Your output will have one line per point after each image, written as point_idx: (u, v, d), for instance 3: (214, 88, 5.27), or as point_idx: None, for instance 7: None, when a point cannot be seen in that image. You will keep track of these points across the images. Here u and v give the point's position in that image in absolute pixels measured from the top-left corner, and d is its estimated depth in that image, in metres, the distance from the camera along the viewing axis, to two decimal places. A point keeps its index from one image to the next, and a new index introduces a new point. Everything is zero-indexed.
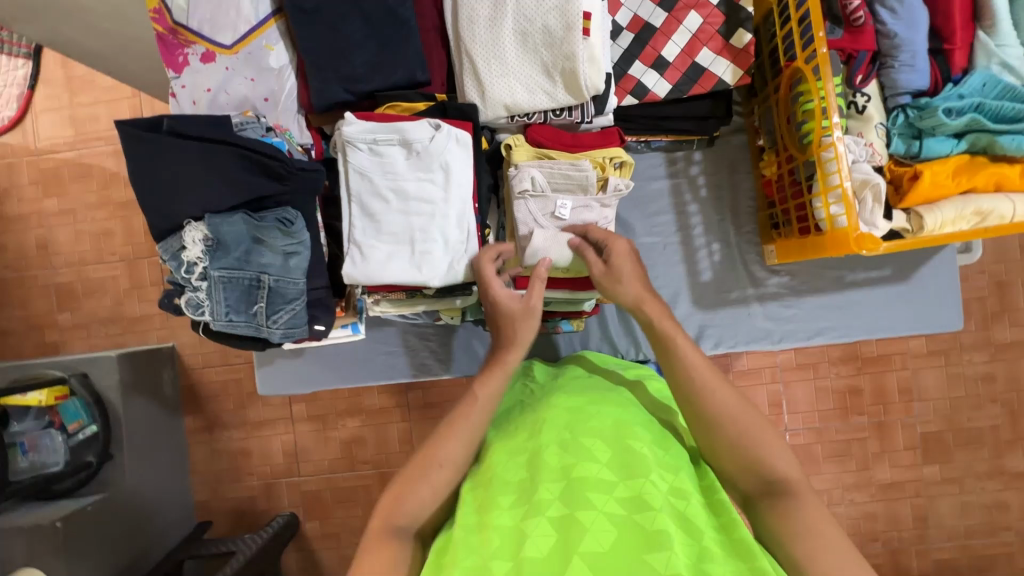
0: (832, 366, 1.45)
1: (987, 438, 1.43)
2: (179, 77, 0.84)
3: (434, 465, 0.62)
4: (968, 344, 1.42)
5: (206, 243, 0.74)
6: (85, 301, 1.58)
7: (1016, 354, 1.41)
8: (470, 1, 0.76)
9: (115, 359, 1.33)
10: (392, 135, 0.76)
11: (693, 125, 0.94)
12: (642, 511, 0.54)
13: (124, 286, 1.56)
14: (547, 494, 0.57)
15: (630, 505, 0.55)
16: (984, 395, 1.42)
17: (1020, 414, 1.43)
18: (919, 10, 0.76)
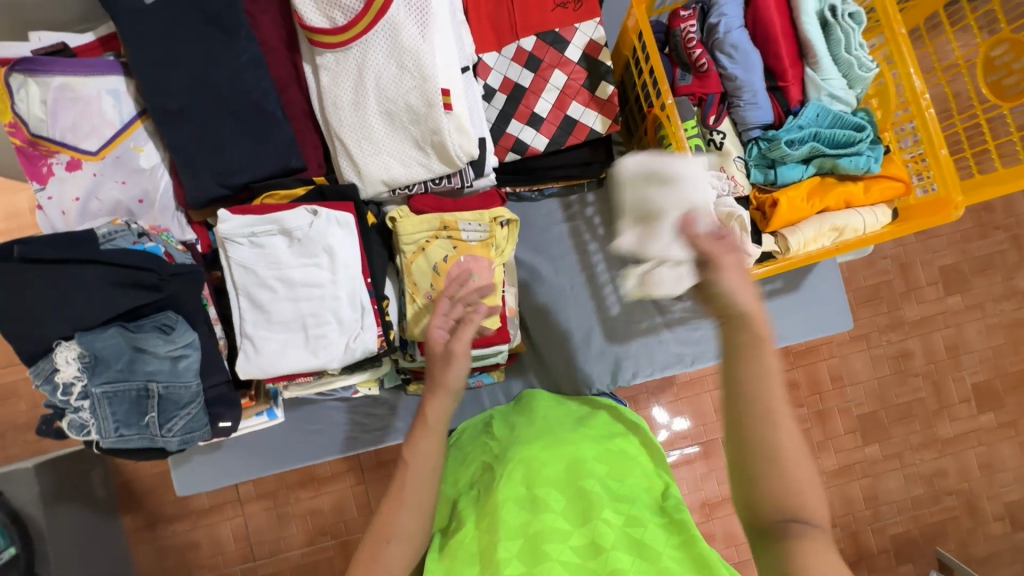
0: None
1: (916, 411, 1.52)
2: (45, 188, 0.81)
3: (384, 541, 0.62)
4: (885, 326, 1.51)
5: (80, 362, 0.70)
6: None
7: (926, 329, 1.50)
8: (332, 87, 0.77)
9: (33, 471, 1.24)
10: (271, 226, 0.76)
11: (577, 171, 0.99)
12: (595, 556, 0.65)
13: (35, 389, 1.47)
14: (507, 557, 0.66)
15: (583, 553, 0.66)
16: (906, 371, 1.51)
17: (942, 384, 1.52)
18: (752, 53, 0.83)
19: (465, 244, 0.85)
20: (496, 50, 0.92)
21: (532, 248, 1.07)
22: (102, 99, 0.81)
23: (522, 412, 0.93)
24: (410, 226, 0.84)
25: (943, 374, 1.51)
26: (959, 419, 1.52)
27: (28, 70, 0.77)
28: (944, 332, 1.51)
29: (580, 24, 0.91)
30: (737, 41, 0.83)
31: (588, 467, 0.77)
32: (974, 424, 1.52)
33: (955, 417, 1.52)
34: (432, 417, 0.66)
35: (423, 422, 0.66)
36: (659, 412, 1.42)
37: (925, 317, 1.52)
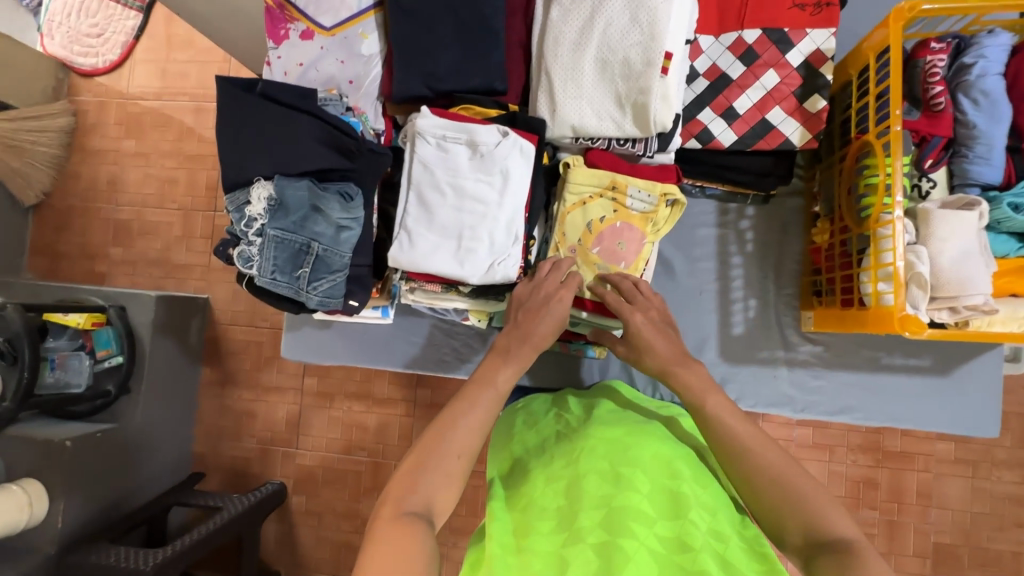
0: (850, 453, 1.36)
1: (1009, 566, 1.31)
2: (277, 48, 0.90)
3: (451, 454, 0.61)
4: (1000, 460, 1.33)
5: (269, 202, 0.78)
6: (139, 240, 1.70)
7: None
8: (559, 24, 0.79)
9: (152, 300, 1.39)
10: (461, 135, 0.80)
11: (750, 179, 0.95)
12: (682, 552, 0.57)
13: (176, 233, 1.68)
14: (585, 523, 0.60)
15: (671, 545, 0.58)
16: (1009, 517, 1.32)
17: None
18: (1002, 105, 0.76)
19: (626, 211, 0.86)
20: (715, 34, 0.90)
21: (674, 243, 1.05)
22: None
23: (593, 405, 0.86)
24: (582, 177, 0.85)
25: None
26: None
27: None
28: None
29: (812, 30, 0.87)
30: (989, 88, 0.76)
31: (677, 461, 0.69)
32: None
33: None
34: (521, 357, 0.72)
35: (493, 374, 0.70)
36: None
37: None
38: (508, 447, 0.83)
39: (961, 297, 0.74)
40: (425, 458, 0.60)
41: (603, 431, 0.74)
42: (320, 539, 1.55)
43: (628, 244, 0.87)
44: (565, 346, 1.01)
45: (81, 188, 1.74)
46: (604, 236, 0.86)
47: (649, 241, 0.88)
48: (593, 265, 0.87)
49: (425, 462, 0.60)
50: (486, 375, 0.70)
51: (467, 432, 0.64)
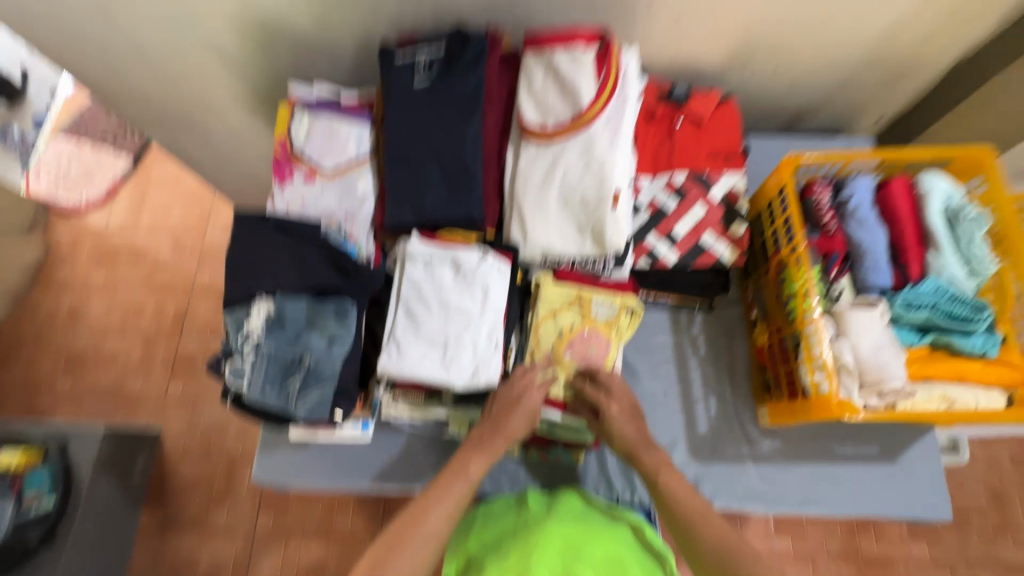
0: (832, 561, 1.39)
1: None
2: (282, 188, 1.04)
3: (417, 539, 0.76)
4: (974, 560, 1.39)
5: (267, 318, 0.85)
6: (91, 372, 1.87)
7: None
8: (526, 169, 0.96)
9: (98, 435, 1.41)
10: (446, 257, 0.92)
11: (695, 290, 1.11)
12: None
13: (133, 362, 1.87)
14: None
15: None
16: None
17: None
18: (879, 227, 0.96)
19: (593, 319, 0.98)
20: (651, 176, 1.11)
21: (636, 349, 1.16)
22: (349, 138, 1.06)
23: (557, 501, 0.93)
24: (553, 292, 0.98)
25: None
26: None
27: (309, 109, 1.06)
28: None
29: (726, 174, 1.09)
30: (865, 215, 0.96)
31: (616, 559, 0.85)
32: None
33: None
34: (496, 449, 0.86)
35: (462, 470, 0.84)
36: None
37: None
38: (469, 544, 0.91)
39: (884, 381, 0.86)
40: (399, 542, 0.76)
41: (558, 534, 0.85)
42: None
43: (596, 350, 0.97)
44: (543, 453, 1.05)
45: (55, 323, 1.93)
46: (575, 343, 0.97)
47: (615, 345, 0.98)
48: (568, 368, 0.96)
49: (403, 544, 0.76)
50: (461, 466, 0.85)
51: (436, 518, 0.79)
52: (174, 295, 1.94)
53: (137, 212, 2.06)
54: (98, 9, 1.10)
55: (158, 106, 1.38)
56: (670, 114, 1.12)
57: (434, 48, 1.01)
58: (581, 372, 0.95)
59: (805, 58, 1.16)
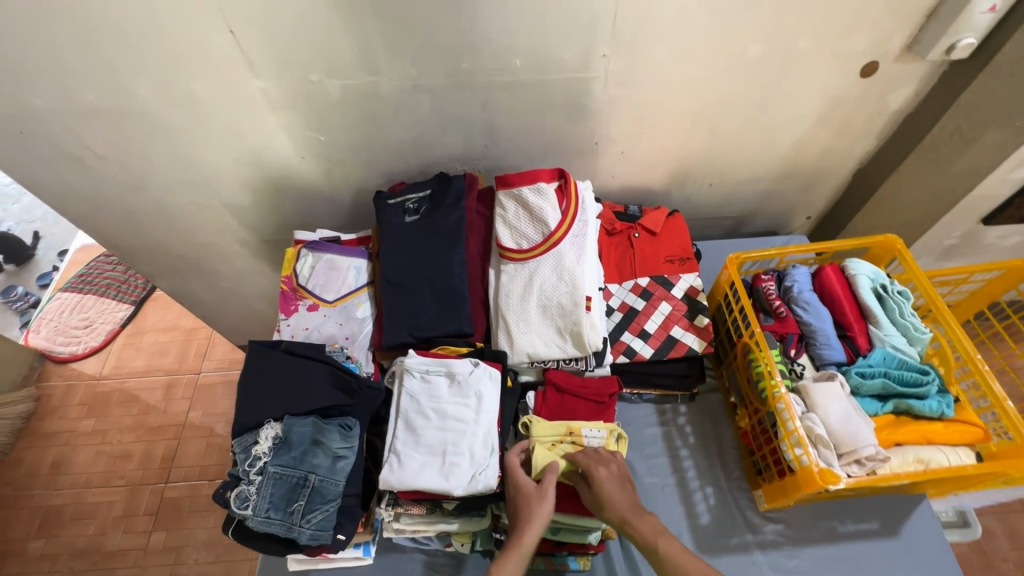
0: None
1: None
2: (288, 318, 1.15)
3: None
4: None
5: (274, 440, 0.89)
6: (67, 527, 1.79)
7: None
8: (507, 284, 1.09)
9: None
10: (441, 368, 1.00)
11: (673, 381, 1.19)
12: None
13: (116, 513, 1.80)
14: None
15: None
16: None
17: None
18: (822, 308, 1.08)
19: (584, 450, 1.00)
20: (619, 282, 1.25)
21: (628, 444, 1.19)
22: (349, 270, 1.19)
23: None
24: (544, 430, 1.01)
25: None
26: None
27: (312, 248, 1.21)
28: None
29: (684, 274, 1.24)
30: (808, 298, 1.09)
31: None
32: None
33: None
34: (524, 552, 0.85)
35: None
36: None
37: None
38: None
39: (859, 449, 0.91)
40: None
41: None
42: None
43: None
44: (550, 562, 1.03)
45: (38, 475, 1.89)
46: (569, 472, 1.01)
47: None
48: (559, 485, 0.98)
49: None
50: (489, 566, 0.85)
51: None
52: (164, 437, 1.93)
53: (134, 355, 2.12)
54: (130, 179, 1.28)
55: (171, 256, 1.53)
56: (627, 228, 1.30)
57: (422, 193, 1.20)
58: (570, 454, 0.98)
59: (731, 176, 1.39)
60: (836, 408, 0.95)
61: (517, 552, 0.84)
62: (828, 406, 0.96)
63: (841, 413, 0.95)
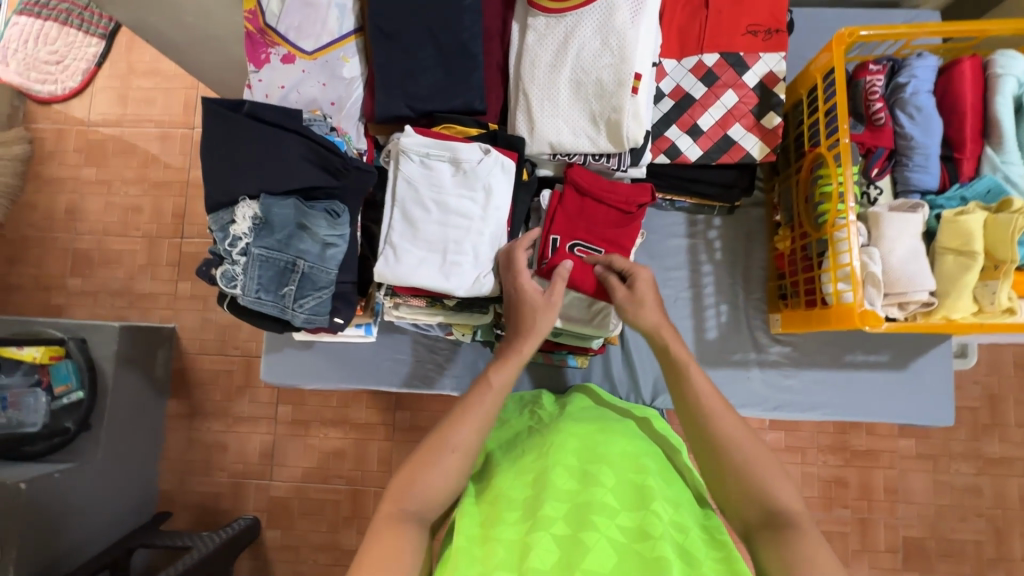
0: (820, 453, 1.52)
1: (970, 553, 1.49)
2: (258, 72, 0.92)
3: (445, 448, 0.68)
4: (957, 454, 1.51)
5: (254, 221, 0.79)
6: (99, 270, 1.68)
7: (1003, 471, 1.50)
8: (535, 47, 0.83)
9: (116, 331, 1.41)
10: (444, 152, 0.83)
11: (717, 191, 1.01)
12: (643, 541, 0.65)
13: None
14: (551, 514, 0.67)
15: (632, 534, 0.66)
16: (969, 507, 1.50)
17: (1005, 534, 1.49)
18: (935, 118, 0.84)
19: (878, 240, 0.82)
20: (677, 58, 0.97)
21: (648, 254, 1.09)
22: (330, 10, 0.91)
23: (567, 407, 0.94)
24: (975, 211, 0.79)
25: (1009, 524, 1.49)
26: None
27: None
28: (1023, 480, 1.49)
29: (764, 54, 0.95)
30: (922, 104, 0.84)
31: (645, 462, 0.79)
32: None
33: (1013, 573, 1.48)
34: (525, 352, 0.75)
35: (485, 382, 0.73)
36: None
37: (1004, 457, 1.51)
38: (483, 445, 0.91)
39: (909, 293, 0.81)
40: (436, 453, 0.67)
41: (577, 433, 0.83)
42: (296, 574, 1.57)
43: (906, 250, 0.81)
44: (548, 356, 1.05)
45: (36, 217, 1.71)
46: (886, 243, 0.82)
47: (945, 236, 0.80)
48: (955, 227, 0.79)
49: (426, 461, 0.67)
50: (482, 376, 0.74)
51: (470, 427, 0.69)
52: (170, 193, 1.69)
53: (116, 103, 1.71)
54: None
55: None
56: None
57: None
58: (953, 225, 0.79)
59: None
60: (897, 232, 0.81)
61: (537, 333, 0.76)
62: (889, 228, 0.82)
63: (900, 233, 0.81)
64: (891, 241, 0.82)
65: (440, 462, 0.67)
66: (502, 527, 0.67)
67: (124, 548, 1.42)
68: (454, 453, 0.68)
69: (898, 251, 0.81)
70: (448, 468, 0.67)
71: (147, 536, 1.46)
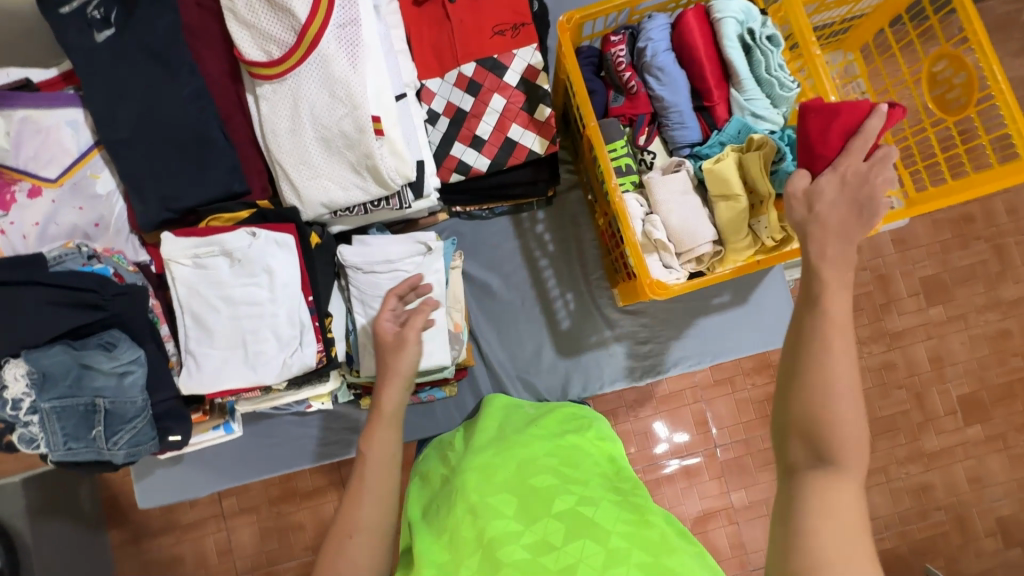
0: (748, 377, 1.45)
1: (900, 423, 1.50)
2: (6, 215, 0.85)
3: (347, 536, 0.63)
4: (865, 338, 1.51)
5: (29, 378, 0.74)
6: None
7: (907, 341, 1.50)
8: (271, 116, 0.81)
9: (19, 485, 1.34)
10: (213, 247, 0.80)
11: (522, 190, 1.02)
12: (546, 553, 0.66)
13: None
14: (466, 571, 0.67)
15: (536, 549, 0.67)
16: (888, 382, 1.50)
17: (927, 397, 1.50)
18: (678, 75, 0.87)
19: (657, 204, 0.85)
20: (439, 76, 0.96)
21: (487, 264, 1.10)
22: (62, 130, 0.86)
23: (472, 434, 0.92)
24: (725, 160, 0.81)
25: (928, 386, 1.50)
26: (945, 432, 1.49)
27: None
28: (927, 343, 1.50)
29: (517, 50, 0.95)
30: (663, 63, 0.86)
31: (539, 464, 0.80)
32: (961, 437, 1.49)
33: (941, 430, 1.49)
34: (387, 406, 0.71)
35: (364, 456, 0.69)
36: (657, 426, 1.44)
37: (906, 328, 1.51)
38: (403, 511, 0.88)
39: (695, 248, 0.83)
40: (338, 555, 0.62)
41: (476, 459, 0.82)
42: None
43: (681, 209, 0.83)
44: (415, 396, 1.04)
45: None
46: (666, 207, 0.84)
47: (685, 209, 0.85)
48: (716, 176, 0.82)
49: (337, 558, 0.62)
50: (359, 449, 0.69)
51: (371, 507, 0.65)
52: None
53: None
54: None
55: None
56: None
57: None
58: (714, 172, 0.82)
59: None
60: (670, 194, 0.84)
61: (397, 375, 0.74)
62: (662, 193, 0.84)
63: (673, 195, 0.84)
64: (665, 207, 0.84)
65: (346, 558, 0.62)
66: None
67: None
68: (356, 538, 0.63)
69: (677, 214, 0.83)
70: (354, 558, 0.63)
71: None
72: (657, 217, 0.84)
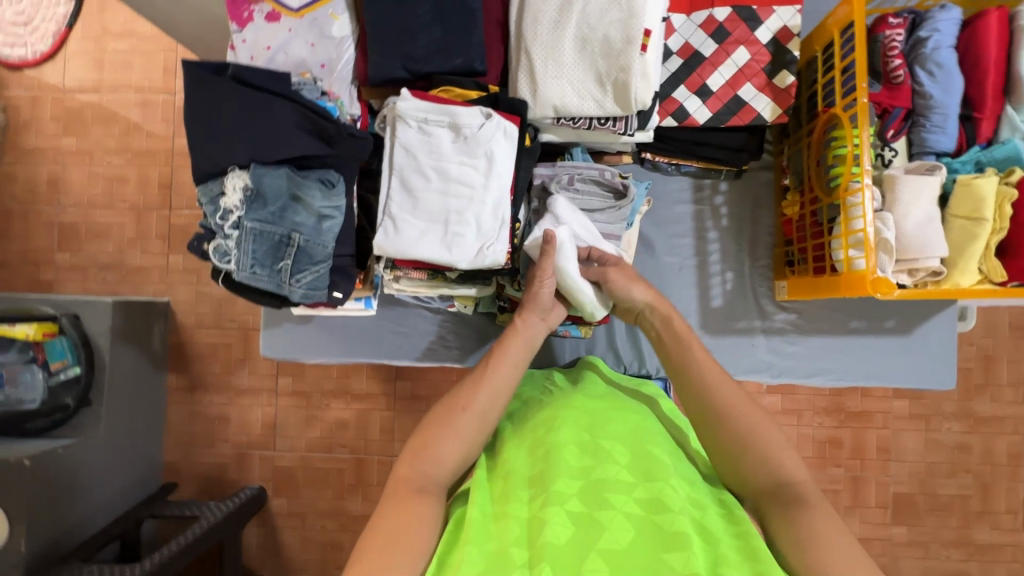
0: (816, 415, 1.46)
1: (957, 507, 1.44)
2: (241, 31, 0.85)
3: (459, 410, 0.70)
4: (949, 413, 1.45)
5: (244, 192, 0.75)
6: (87, 244, 1.61)
7: (993, 429, 1.44)
8: (538, 2, 0.79)
9: (109, 305, 1.36)
10: (443, 117, 0.79)
11: (724, 155, 0.97)
12: (660, 514, 0.57)
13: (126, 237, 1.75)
14: (563, 489, 0.60)
15: (648, 508, 0.58)
16: (957, 463, 1.44)
17: (992, 488, 1.44)
18: (956, 77, 0.80)
19: (897, 206, 0.80)
20: (686, 14, 0.92)
21: (653, 221, 1.07)
22: None
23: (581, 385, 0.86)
24: (987, 179, 0.78)
25: (996, 479, 1.44)
26: (999, 528, 1.44)
27: None
28: (1010, 438, 1.44)
29: (779, 8, 0.90)
30: (944, 60, 0.80)
31: (657, 439, 0.70)
32: (1013, 538, 1.44)
33: (996, 525, 1.44)
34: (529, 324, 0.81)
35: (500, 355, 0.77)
36: None
37: (993, 415, 1.45)
38: None
39: (920, 260, 0.80)
40: (447, 423, 0.69)
41: (589, 407, 0.75)
42: (304, 541, 1.57)
43: (921, 216, 0.79)
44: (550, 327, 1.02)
45: (18, 190, 1.62)
46: (902, 209, 0.80)
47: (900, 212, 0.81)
48: (977, 193, 0.78)
49: (440, 428, 0.69)
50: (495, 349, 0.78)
51: (481, 396, 0.72)
52: (155, 162, 1.60)
53: (95, 68, 1.59)
54: None
55: None
56: None
57: None
58: (974, 189, 0.78)
59: None
60: (912, 197, 0.79)
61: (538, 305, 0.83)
62: (907, 188, 0.79)
63: (918, 196, 0.79)
64: (908, 207, 0.79)
65: (454, 426, 0.69)
66: (514, 501, 0.61)
67: (133, 518, 1.40)
68: (466, 413, 0.70)
69: (914, 218, 0.79)
70: (461, 427, 0.69)
71: (156, 506, 1.44)
72: (886, 216, 0.79)
